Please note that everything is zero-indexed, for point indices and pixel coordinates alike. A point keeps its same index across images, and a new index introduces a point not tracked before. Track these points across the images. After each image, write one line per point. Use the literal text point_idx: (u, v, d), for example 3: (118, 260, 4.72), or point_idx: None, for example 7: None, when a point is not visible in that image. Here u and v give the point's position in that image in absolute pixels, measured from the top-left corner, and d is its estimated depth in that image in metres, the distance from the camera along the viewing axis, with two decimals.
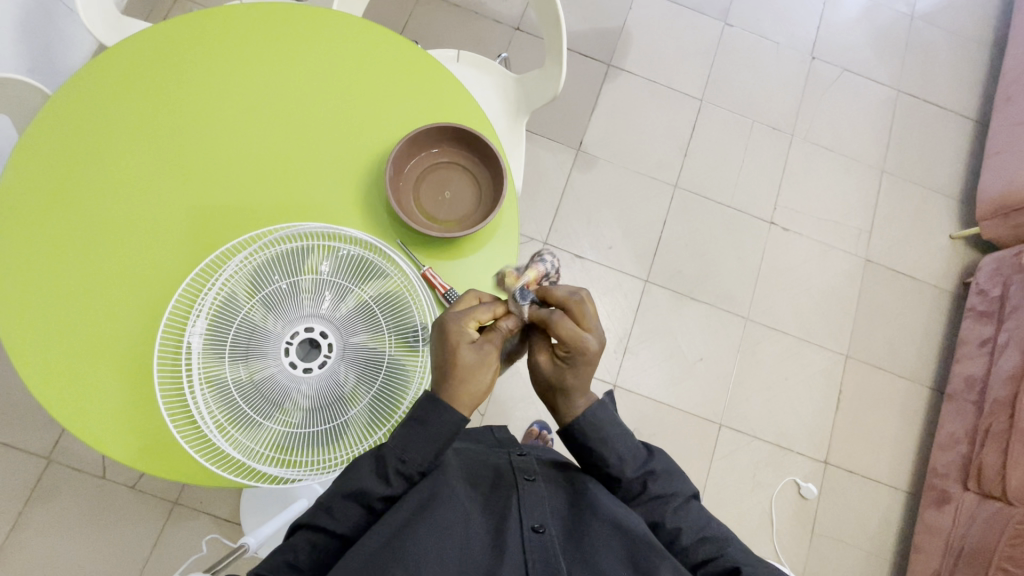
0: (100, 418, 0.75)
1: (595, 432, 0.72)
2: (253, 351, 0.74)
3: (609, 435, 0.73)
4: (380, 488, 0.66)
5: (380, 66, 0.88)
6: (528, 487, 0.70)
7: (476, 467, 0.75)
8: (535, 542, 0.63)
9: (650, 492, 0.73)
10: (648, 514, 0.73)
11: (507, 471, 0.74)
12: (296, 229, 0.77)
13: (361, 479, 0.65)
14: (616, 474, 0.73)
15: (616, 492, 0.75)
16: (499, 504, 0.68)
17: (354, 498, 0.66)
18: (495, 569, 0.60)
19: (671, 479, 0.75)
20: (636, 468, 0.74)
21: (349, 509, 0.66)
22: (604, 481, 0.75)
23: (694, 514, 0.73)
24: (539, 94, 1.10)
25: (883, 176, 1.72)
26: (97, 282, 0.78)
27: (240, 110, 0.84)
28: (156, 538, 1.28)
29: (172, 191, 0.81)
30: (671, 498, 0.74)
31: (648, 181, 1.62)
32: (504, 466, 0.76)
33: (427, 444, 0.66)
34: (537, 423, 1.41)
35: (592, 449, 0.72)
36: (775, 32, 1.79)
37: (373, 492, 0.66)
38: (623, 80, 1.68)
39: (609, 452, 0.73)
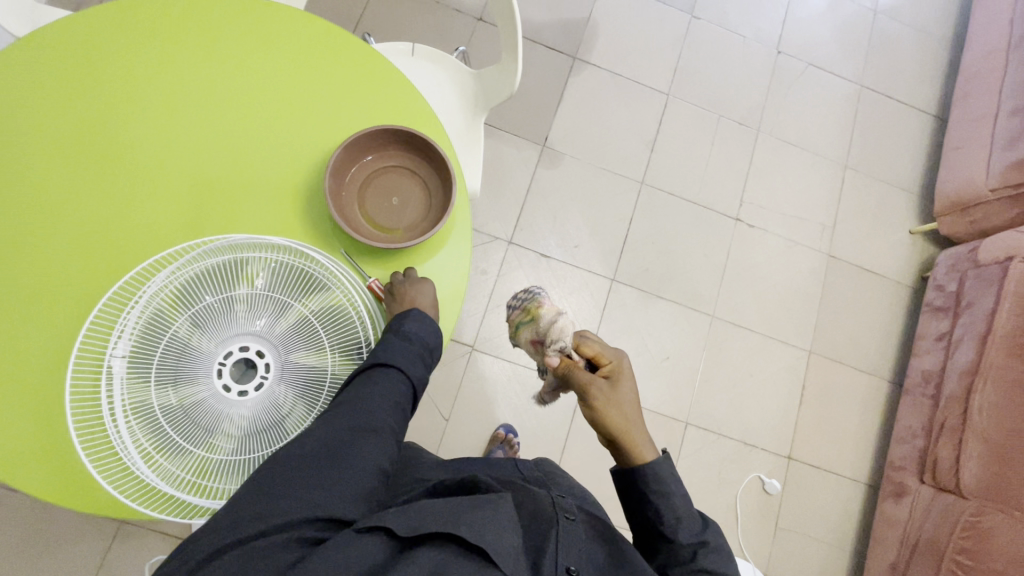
0: (10, 451, 0.69)
1: (655, 484, 0.73)
2: (183, 373, 0.69)
3: (670, 491, 0.73)
4: (421, 347, 0.74)
5: (319, 61, 0.82)
6: (566, 521, 0.65)
7: (517, 492, 0.70)
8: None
9: (699, 563, 0.69)
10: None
11: (549, 502, 0.68)
12: (226, 241, 0.72)
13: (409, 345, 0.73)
14: (668, 533, 0.71)
15: (661, 551, 0.72)
16: (537, 533, 0.63)
17: (408, 353, 0.73)
18: None
19: (726, 562, 0.70)
20: (690, 534, 0.71)
21: (401, 382, 0.70)
22: (652, 536, 0.73)
23: None
24: (496, 90, 1.06)
25: (846, 172, 1.73)
26: (5, 302, 0.71)
27: (164, 110, 0.77)
28: (101, 560, 1.21)
29: (90, 199, 0.74)
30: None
31: (613, 179, 1.59)
32: (545, 496, 0.69)
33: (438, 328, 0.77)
34: (503, 426, 1.41)
35: (648, 498, 0.73)
36: (742, 25, 1.77)
37: (419, 364, 0.74)
38: (589, 74, 1.64)
39: (666, 509, 0.72)
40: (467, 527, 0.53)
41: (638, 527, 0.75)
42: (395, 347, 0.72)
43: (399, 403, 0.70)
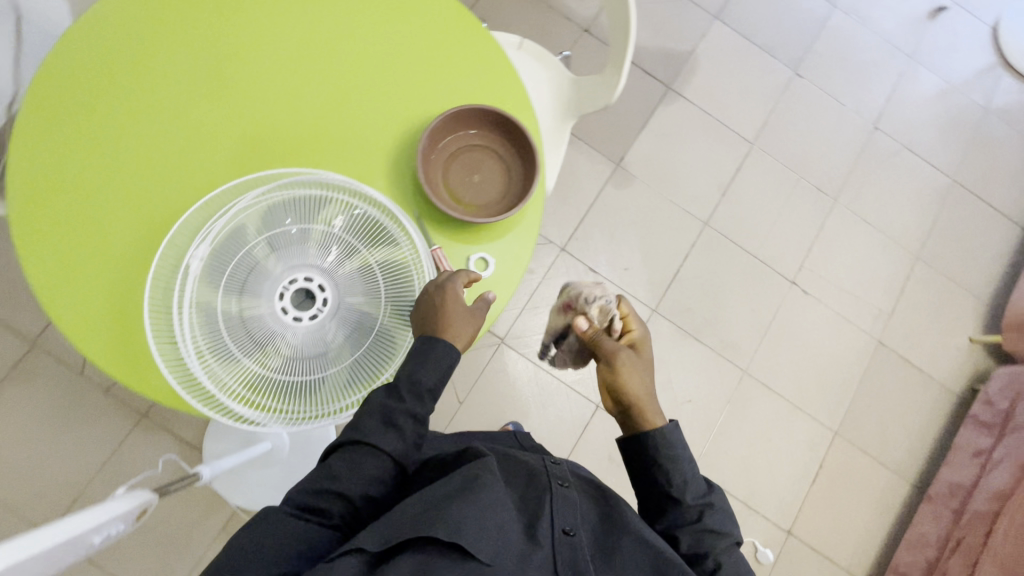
0: (86, 320, 0.75)
1: (667, 451, 0.75)
2: (250, 288, 0.75)
3: (680, 457, 0.75)
4: (402, 411, 0.69)
5: (440, 33, 0.87)
6: (561, 491, 0.70)
7: (511, 468, 0.75)
8: (564, 542, 0.63)
9: (704, 523, 0.72)
10: (692, 544, 0.71)
11: (542, 472, 0.74)
12: (318, 176, 0.77)
13: (388, 406, 0.69)
14: (676, 495, 0.74)
15: (667, 513, 0.75)
16: (531, 500, 0.68)
17: (383, 422, 0.69)
18: (525, 558, 0.59)
19: (726, 523, 0.73)
20: (695, 496, 0.74)
21: (370, 457, 0.68)
22: (658, 499, 0.76)
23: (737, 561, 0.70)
24: (592, 98, 1.08)
25: (917, 262, 1.67)
26: (115, 184, 0.77)
27: (291, 46, 0.83)
28: (118, 445, 1.28)
29: (208, 111, 0.80)
30: (721, 535, 0.71)
31: (678, 213, 1.59)
32: (539, 467, 0.75)
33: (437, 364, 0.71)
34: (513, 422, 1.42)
35: (658, 463, 0.75)
36: (843, 93, 1.75)
37: (395, 433, 0.69)
38: (680, 106, 1.65)
39: (675, 473, 0.74)
40: (441, 526, 0.57)
41: (644, 492, 0.77)
42: (365, 421, 0.69)
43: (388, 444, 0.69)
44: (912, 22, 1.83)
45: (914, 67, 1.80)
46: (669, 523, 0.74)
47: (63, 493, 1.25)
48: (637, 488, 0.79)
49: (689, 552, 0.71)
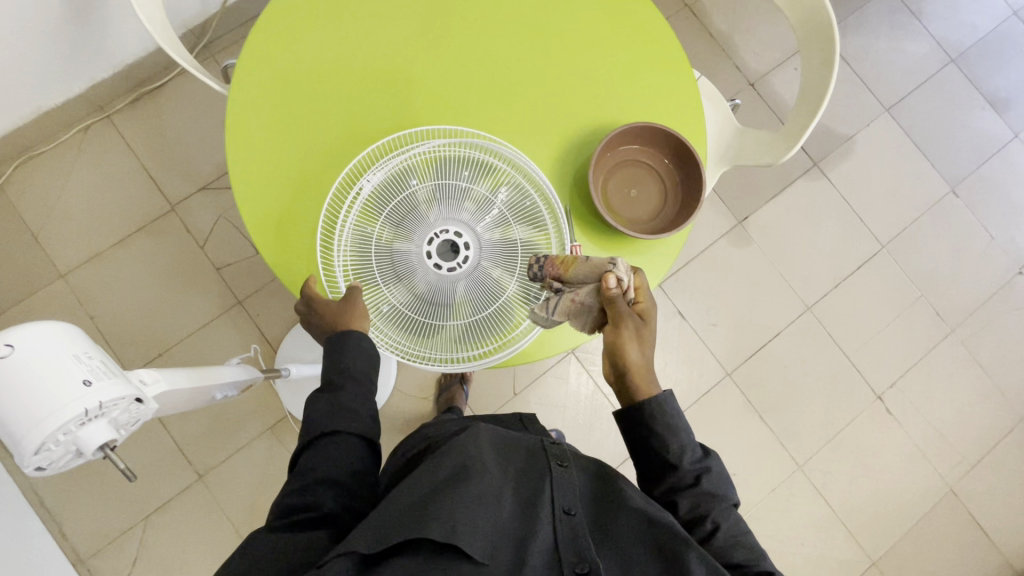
0: (262, 208, 0.83)
1: (662, 417, 0.73)
2: (405, 225, 0.80)
3: (677, 424, 0.73)
4: (349, 393, 0.75)
5: (647, 53, 0.90)
6: (562, 473, 0.71)
7: (507, 442, 0.75)
8: (564, 522, 0.65)
9: (703, 486, 0.71)
10: (691, 507, 0.71)
11: (540, 451, 0.74)
12: (497, 146, 0.81)
13: (333, 396, 0.74)
14: (673, 461, 0.72)
15: (664, 482, 0.73)
16: (533, 480, 0.69)
17: (337, 410, 0.74)
18: (524, 543, 0.62)
19: (721, 477, 0.73)
20: (692, 461, 0.73)
21: (335, 445, 0.72)
22: (656, 468, 0.74)
23: (735, 519, 0.71)
24: (755, 154, 1.08)
25: (1020, 424, 1.55)
26: (325, 96, 0.85)
27: (512, 25, 0.89)
28: (209, 320, 1.39)
29: (419, 60, 0.87)
30: (720, 497, 0.71)
31: (785, 288, 1.55)
32: (536, 446, 0.75)
33: (359, 351, 0.76)
34: (556, 431, 1.40)
35: (654, 431, 0.73)
36: (997, 226, 1.65)
37: (353, 417, 0.74)
38: (821, 185, 1.61)
39: (672, 438, 0.73)
40: (434, 526, 0.58)
41: (642, 464, 0.75)
42: (319, 414, 0.74)
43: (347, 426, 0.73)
44: None
45: None
46: (666, 492, 0.73)
47: (152, 344, 1.36)
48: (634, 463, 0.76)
49: (689, 515, 0.71)
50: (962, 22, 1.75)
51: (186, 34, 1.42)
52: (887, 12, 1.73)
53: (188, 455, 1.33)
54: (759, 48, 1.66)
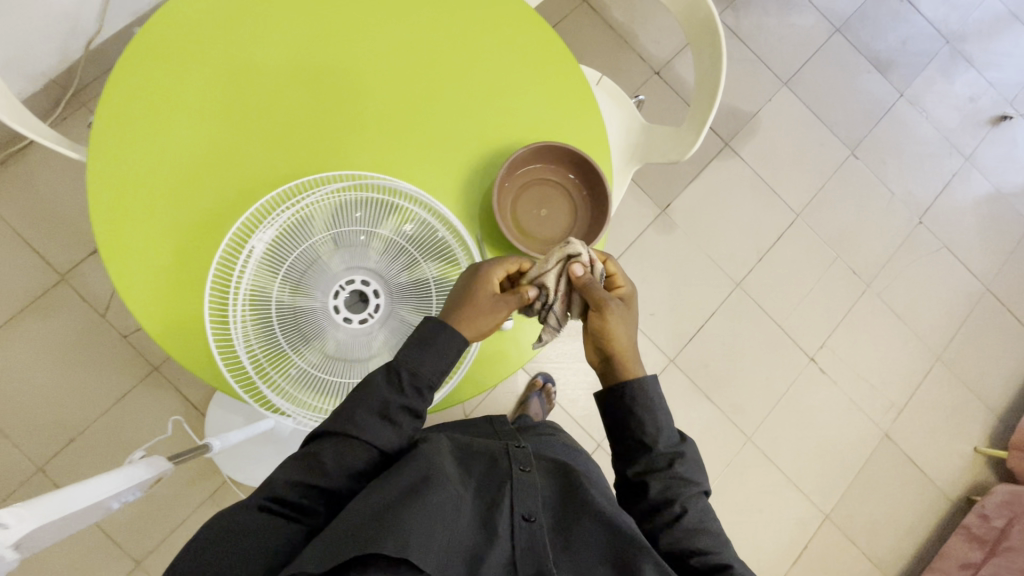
0: (140, 285, 0.75)
1: (640, 399, 0.71)
2: (307, 282, 0.75)
3: (655, 407, 0.71)
4: (399, 404, 0.66)
5: (539, 66, 0.88)
6: (523, 476, 0.65)
7: (470, 450, 0.69)
8: (525, 532, 0.59)
9: (675, 471, 0.69)
10: (662, 490, 0.68)
11: (502, 456, 0.69)
12: (394, 185, 0.78)
13: (390, 398, 0.66)
14: (647, 443, 0.70)
15: (636, 460, 0.70)
16: (492, 487, 0.64)
17: (379, 415, 0.65)
18: (479, 559, 0.56)
19: (695, 468, 0.70)
20: (667, 443, 0.70)
21: (360, 448, 0.64)
22: (629, 450, 0.71)
23: (704, 508, 0.68)
24: (663, 150, 1.09)
25: (936, 363, 1.67)
26: (197, 151, 0.78)
27: (394, 50, 0.84)
28: (123, 393, 1.27)
29: (298, 100, 0.81)
30: (691, 483, 0.69)
31: (713, 269, 1.59)
32: (500, 450, 0.70)
33: (439, 363, 0.69)
34: (543, 375, 1.47)
35: (631, 413, 0.71)
36: (895, 181, 1.76)
37: (390, 426, 0.66)
38: (734, 164, 1.66)
39: (649, 421, 0.70)
40: (388, 539, 0.51)
41: (618, 444, 0.73)
42: (362, 411, 0.65)
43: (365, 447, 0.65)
44: (973, 125, 1.85)
45: (967, 169, 1.82)
46: (638, 469, 0.70)
47: (60, 430, 1.24)
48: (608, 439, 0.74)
49: (659, 497, 0.68)
50: None
51: (49, 85, 1.28)
52: None
53: (121, 542, 1.23)
54: (659, 35, 1.67)
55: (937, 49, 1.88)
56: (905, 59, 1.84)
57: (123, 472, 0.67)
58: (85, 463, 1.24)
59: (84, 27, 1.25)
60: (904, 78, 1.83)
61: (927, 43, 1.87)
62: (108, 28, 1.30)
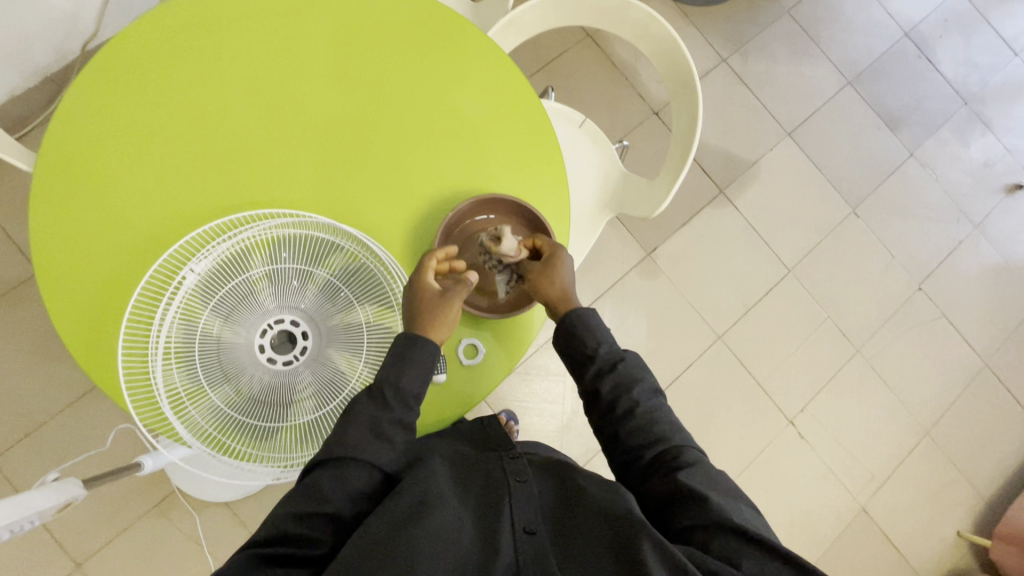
0: (72, 306, 0.75)
1: (582, 324, 0.78)
2: (234, 317, 0.72)
3: (594, 323, 0.79)
4: (390, 419, 0.68)
5: (500, 120, 0.88)
6: (519, 486, 0.68)
7: (466, 467, 0.72)
8: (526, 544, 0.61)
9: (619, 370, 0.76)
10: (613, 387, 0.75)
11: (496, 470, 0.71)
12: (335, 226, 0.76)
13: (377, 415, 0.68)
14: (592, 354, 0.77)
15: (586, 372, 0.77)
16: (490, 496, 0.67)
17: (371, 433, 0.67)
18: (485, 567, 0.58)
19: (638, 367, 0.78)
20: (609, 352, 0.77)
21: (359, 471, 0.65)
22: (579, 364, 0.78)
23: (654, 396, 0.76)
24: (636, 204, 1.07)
25: (924, 437, 1.60)
26: (144, 175, 0.78)
27: (356, 90, 0.84)
28: (82, 394, 1.26)
29: (253, 132, 0.81)
30: (638, 379, 0.76)
31: (695, 318, 1.55)
32: (493, 464, 0.72)
33: (418, 367, 0.71)
34: (507, 412, 1.43)
35: (577, 335, 0.78)
36: (897, 244, 1.69)
37: (386, 446, 0.68)
38: (726, 213, 1.61)
39: (590, 336, 0.77)
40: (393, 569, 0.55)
41: (572, 366, 0.79)
42: (355, 432, 0.67)
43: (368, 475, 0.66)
44: (985, 191, 1.78)
45: (975, 237, 1.75)
46: (591, 377, 0.76)
47: (15, 425, 1.23)
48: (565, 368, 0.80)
49: (610, 397, 0.75)
50: (856, 44, 1.79)
51: (43, 82, 1.30)
52: (785, 37, 1.75)
53: (64, 543, 1.22)
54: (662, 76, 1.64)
55: (954, 110, 1.81)
56: (918, 118, 1.79)
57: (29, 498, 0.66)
58: (35, 461, 1.23)
59: (80, 28, 1.27)
60: (915, 138, 1.77)
61: (944, 103, 1.81)
62: (104, 31, 1.32)
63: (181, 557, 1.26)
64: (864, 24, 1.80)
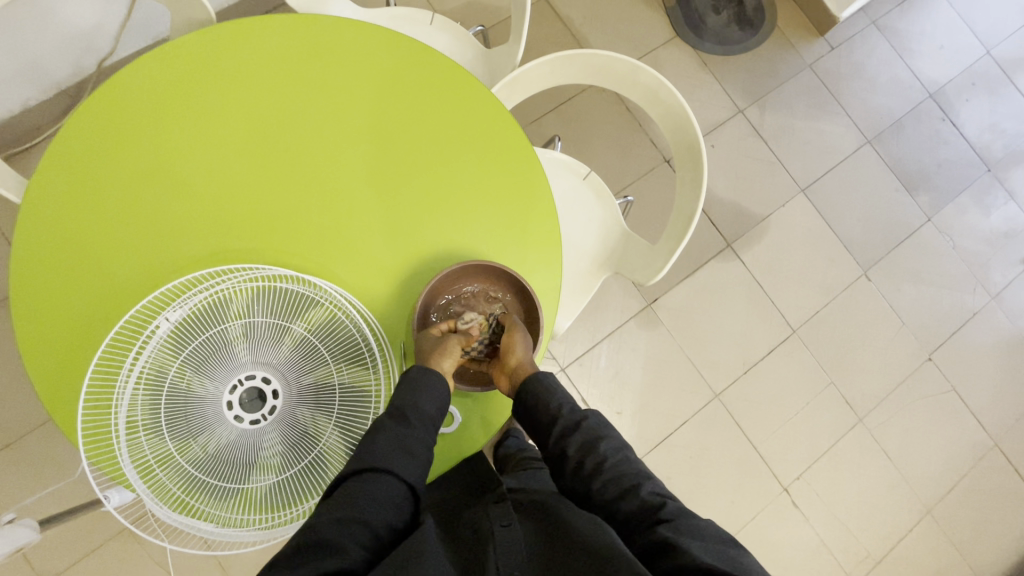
0: (44, 341, 0.74)
1: (542, 385, 0.75)
2: (204, 370, 0.70)
3: (554, 385, 0.76)
4: (414, 436, 0.70)
5: (497, 178, 0.86)
6: (503, 531, 0.71)
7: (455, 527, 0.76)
8: None
9: (585, 427, 0.74)
10: (578, 448, 0.73)
11: (485, 522, 0.74)
12: (317, 281, 0.74)
13: (403, 433, 0.69)
14: (555, 416, 0.75)
15: (551, 436, 0.75)
16: (474, 550, 0.70)
17: (397, 447, 0.68)
18: None
19: (601, 425, 0.76)
20: (570, 411, 0.76)
21: (387, 482, 0.66)
22: (541, 428, 0.76)
23: (624, 451, 0.74)
24: (636, 265, 1.04)
25: (924, 516, 1.53)
26: (132, 213, 0.77)
27: (352, 139, 0.82)
28: None
29: (246, 176, 0.79)
30: (604, 437, 0.74)
31: (693, 374, 1.51)
32: (482, 518, 0.76)
33: (438, 389, 0.73)
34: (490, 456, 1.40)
35: (534, 398, 0.75)
36: (907, 311, 1.64)
37: (411, 458, 0.69)
38: (733, 267, 1.58)
39: (551, 399, 0.75)
40: None
41: (536, 435, 0.77)
42: (382, 445, 0.68)
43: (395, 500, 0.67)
44: (1004, 262, 1.72)
45: (991, 309, 1.69)
46: (556, 439, 0.74)
47: None
48: (529, 435, 0.78)
49: (576, 456, 0.72)
50: (878, 103, 1.75)
51: (57, 95, 1.31)
52: (805, 91, 1.72)
53: (32, 559, 1.21)
54: None
55: (975, 176, 1.76)
56: (938, 182, 1.74)
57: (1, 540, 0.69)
58: (12, 473, 1.22)
59: (99, 45, 1.29)
60: (934, 202, 1.72)
61: (966, 169, 1.76)
62: (122, 49, 1.33)
63: None
64: (886, 83, 1.77)
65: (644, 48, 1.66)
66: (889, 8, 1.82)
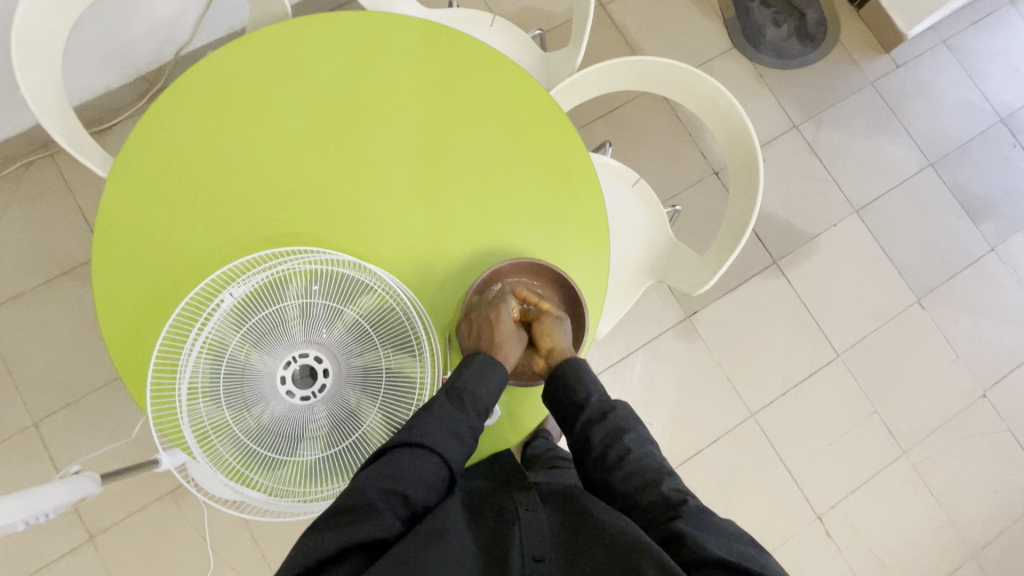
0: (119, 305, 0.79)
1: (572, 372, 0.75)
2: (262, 345, 0.73)
3: (587, 374, 0.76)
4: (466, 424, 0.72)
5: (550, 178, 0.87)
6: (527, 515, 0.69)
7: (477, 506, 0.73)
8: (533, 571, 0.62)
9: (610, 418, 0.74)
10: (602, 437, 0.73)
11: (507, 502, 0.72)
12: (372, 268, 0.77)
13: (456, 418, 0.71)
14: (582, 404, 0.75)
15: (576, 422, 0.75)
16: (499, 528, 0.67)
17: (447, 432, 0.70)
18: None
19: (629, 418, 0.76)
20: (599, 400, 0.76)
21: (433, 464, 0.69)
22: (567, 413, 0.76)
23: (648, 445, 0.74)
24: (681, 275, 1.04)
25: (967, 560, 1.45)
26: (204, 192, 0.82)
27: (412, 132, 0.85)
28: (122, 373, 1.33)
29: (310, 163, 0.83)
30: (628, 429, 0.74)
31: (729, 391, 1.48)
32: (504, 500, 0.73)
33: (496, 382, 0.74)
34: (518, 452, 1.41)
35: (565, 385, 0.76)
36: (963, 343, 1.56)
37: (458, 443, 0.71)
38: (778, 285, 1.54)
39: (581, 386, 0.75)
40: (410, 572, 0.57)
41: (561, 418, 0.77)
42: (435, 428, 0.69)
43: (435, 479, 0.69)
44: None
45: None
46: (581, 427, 0.75)
47: (59, 394, 1.31)
48: (553, 417, 0.78)
49: (600, 446, 0.73)
50: (944, 125, 1.68)
51: (137, 80, 1.40)
52: (866, 109, 1.67)
53: (83, 514, 1.28)
54: None
55: None
56: (1006, 212, 1.66)
57: (71, 485, 0.74)
58: (71, 431, 1.30)
59: (178, 35, 1.36)
60: (999, 232, 1.64)
61: None
62: (198, 39, 1.41)
63: (185, 546, 1.30)
64: (954, 105, 1.70)
65: (700, 58, 1.64)
66: (962, 27, 1.74)
